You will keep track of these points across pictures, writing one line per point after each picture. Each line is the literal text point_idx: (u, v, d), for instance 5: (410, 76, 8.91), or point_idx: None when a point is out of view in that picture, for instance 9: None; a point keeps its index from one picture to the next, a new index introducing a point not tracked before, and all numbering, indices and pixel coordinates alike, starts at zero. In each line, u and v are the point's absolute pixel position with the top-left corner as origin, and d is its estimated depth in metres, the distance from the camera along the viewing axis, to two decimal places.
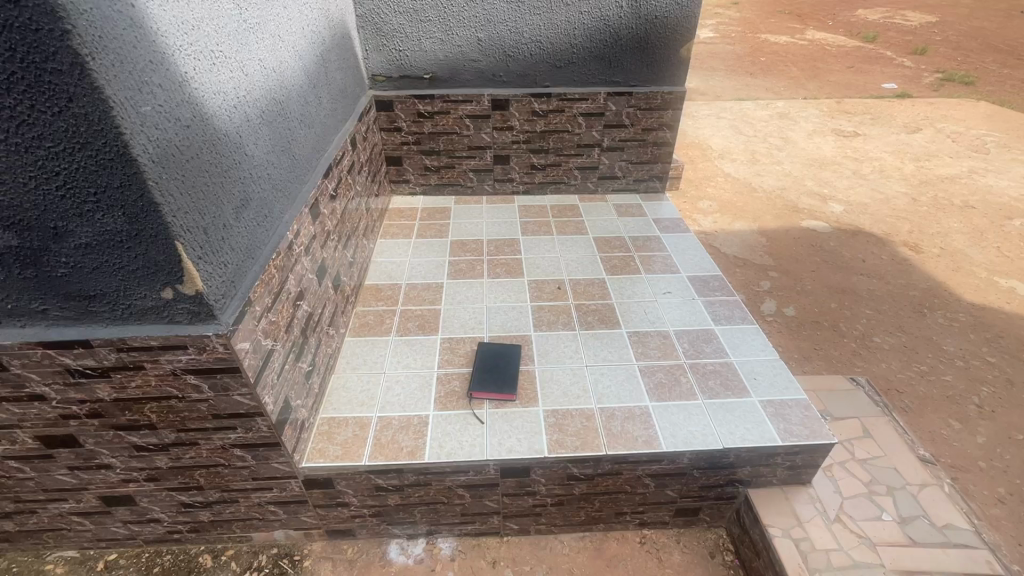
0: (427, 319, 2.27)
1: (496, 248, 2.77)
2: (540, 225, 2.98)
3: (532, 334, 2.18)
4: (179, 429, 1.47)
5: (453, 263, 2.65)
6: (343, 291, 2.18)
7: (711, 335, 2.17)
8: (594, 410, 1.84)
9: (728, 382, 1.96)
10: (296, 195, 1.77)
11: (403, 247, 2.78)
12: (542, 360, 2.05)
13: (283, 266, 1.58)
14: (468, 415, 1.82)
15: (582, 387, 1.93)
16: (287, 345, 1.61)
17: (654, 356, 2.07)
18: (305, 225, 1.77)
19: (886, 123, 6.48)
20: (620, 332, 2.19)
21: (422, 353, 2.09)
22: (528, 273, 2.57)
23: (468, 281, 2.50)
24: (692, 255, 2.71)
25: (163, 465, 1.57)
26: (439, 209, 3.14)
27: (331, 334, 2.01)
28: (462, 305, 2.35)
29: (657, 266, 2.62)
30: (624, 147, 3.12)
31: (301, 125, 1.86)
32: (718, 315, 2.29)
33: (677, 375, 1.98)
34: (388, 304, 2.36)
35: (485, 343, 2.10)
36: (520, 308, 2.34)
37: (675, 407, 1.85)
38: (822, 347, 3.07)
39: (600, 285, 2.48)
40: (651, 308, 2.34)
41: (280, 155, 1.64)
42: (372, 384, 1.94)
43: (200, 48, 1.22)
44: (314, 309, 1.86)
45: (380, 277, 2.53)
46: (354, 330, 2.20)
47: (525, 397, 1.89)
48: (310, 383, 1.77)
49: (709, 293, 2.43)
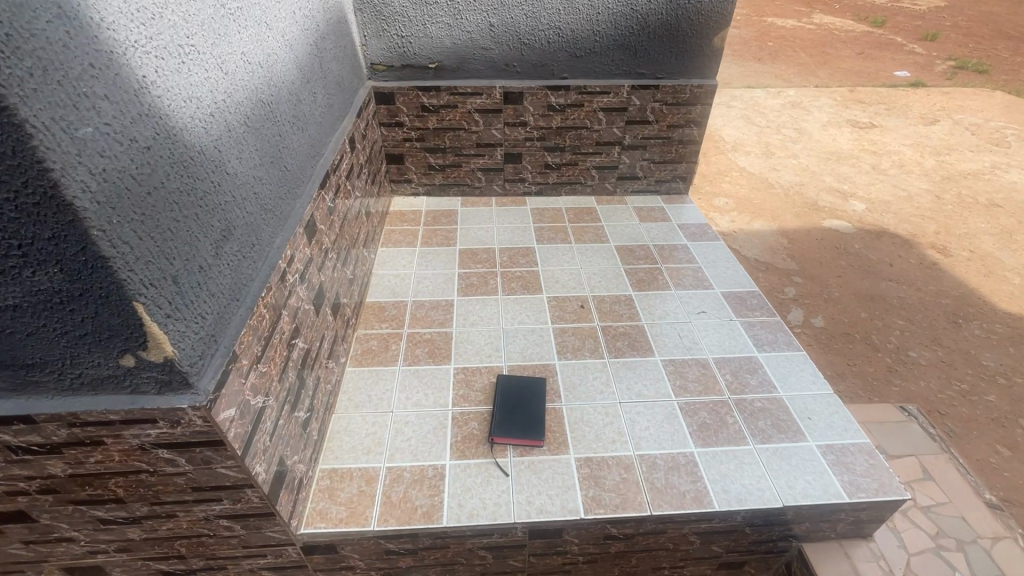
0: (438, 345, 2.02)
1: (510, 258, 2.52)
2: (556, 232, 2.73)
3: (556, 363, 1.95)
4: (152, 502, 1.22)
5: (463, 275, 2.40)
6: (343, 315, 1.93)
7: (755, 364, 1.95)
8: (633, 458, 1.62)
9: (780, 423, 1.74)
10: (289, 213, 1.51)
11: (407, 257, 2.52)
12: (569, 396, 1.82)
13: (275, 303, 1.33)
14: (490, 465, 1.60)
15: (617, 429, 1.71)
16: (282, 395, 1.36)
17: (694, 390, 1.85)
18: (300, 249, 1.51)
19: (902, 114, 6.24)
20: (654, 361, 1.97)
21: (434, 386, 1.85)
22: (547, 288, 2.33)
23: (481, 299, 2.25)
24: (725, 268, 2.47)
25: (136, 537, 1.33)
26: (444, 212, 2.88)
27: (331, 367, 1.77)
28: (476, 327, 2.11)
29: (687, 281, 2.38)
30: (647, 145, 2.86)
31: (294, 128, 1.59)
32: (761, 340, 2.07)
33: (722, 414, 1.77)
34: (392, 326, 2.11)
35: (506, 375, 1.86)
36: (541, 331, 2.10)
37: (723, 455, 1.64)
38: (856, 363, 2.87)
39: (627, 304, 2.24)
40: (686, 331, 2.11)
41: (268, 168, 1.38)
42: (378, 427, 1.71)
43: (164, 42, 0.96)
44: (312, 343, 1.61)
45: (382, 294, 2.28)
46: (356, 358, 1.96)
47: (554, 442, 1.67)
48: (308, 431, 1.53)
49: (748, 312, 2.21)
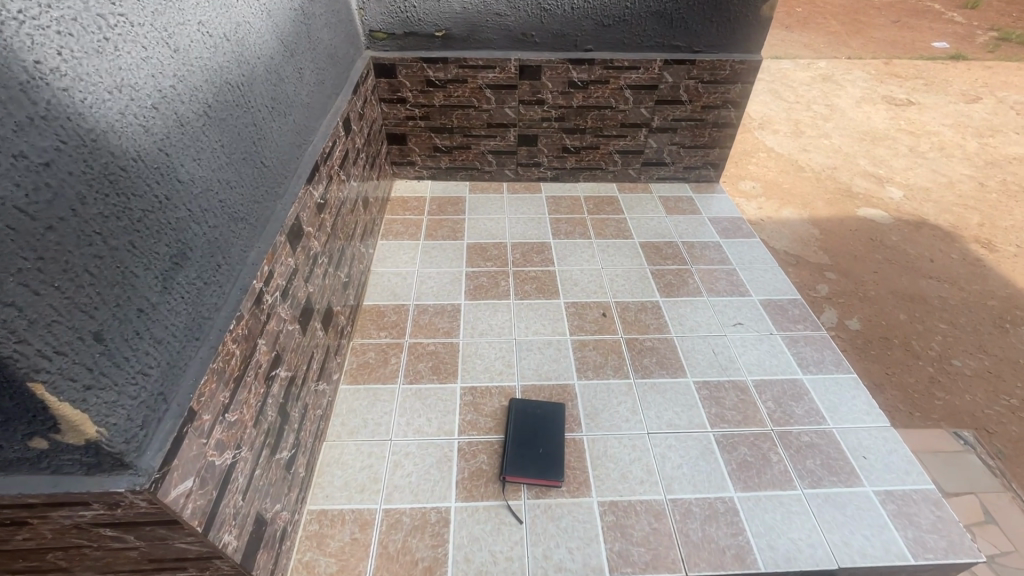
0: (442, 359, 1.81)
1: (523, 255, 2.27)
2: (574, 225, 2.47)
3: (576, 383, 1.73)
4: None
5: (470, 275, 2.16)
6: (336, 325, 1.71)
7: (800, 389, 1.73)
8: (663, 504, 1.42)
9: (831, 462, 1.53)
10: (268, 218, 1.27)
11: (409, 252, 2.28)
12: (590, 424, 1.61)
13: (248, 335, 1.10)
14: (502, 509, 1.40)
15: (644, 467, 1.51)
16: (260, 439, 1.15)
17: (732, 420, 1.63)
18: (280, 262, 1.28)
19: (942, 90, 5.80)
20: (685, 382, 1.75)
21: (438, 410, 1.64)
22: (564, 292, 2.09)
23: (490, 304, 2.02)
24: (762, 271, 2.22)
25: None
26: (451, 199, 2.62)
27: (321, 388, 1.56)
28: (485, 338, 1.89)
29: (721, 286, 2.14)
30: (677, 127, 2.57)
31: (274, 113, 1.33)
32: (805, 360, 1.83)
33: (764, 450, 1.55)
34: (392, 335, 1.89)
35: (520, 401, 1.64)
36: (558, 344, 1.87)
37: (768, 501, 1.44)
38: (895, 372, 2.64)
39: (653, 312, 2.01)
40: (721, 347, 1.88)
41: (238, 167, 1.13)
42: (374, 458, 1.51)
43: (72, 12, 0.70)
44: (298, 368, 1.39)
45: (382, 296, 2.05)
46: (351, 372, 1.75)
47: (575, 482, 1.46)
48: (293, 470, 1.34)
49: (790, 326, 1.97)
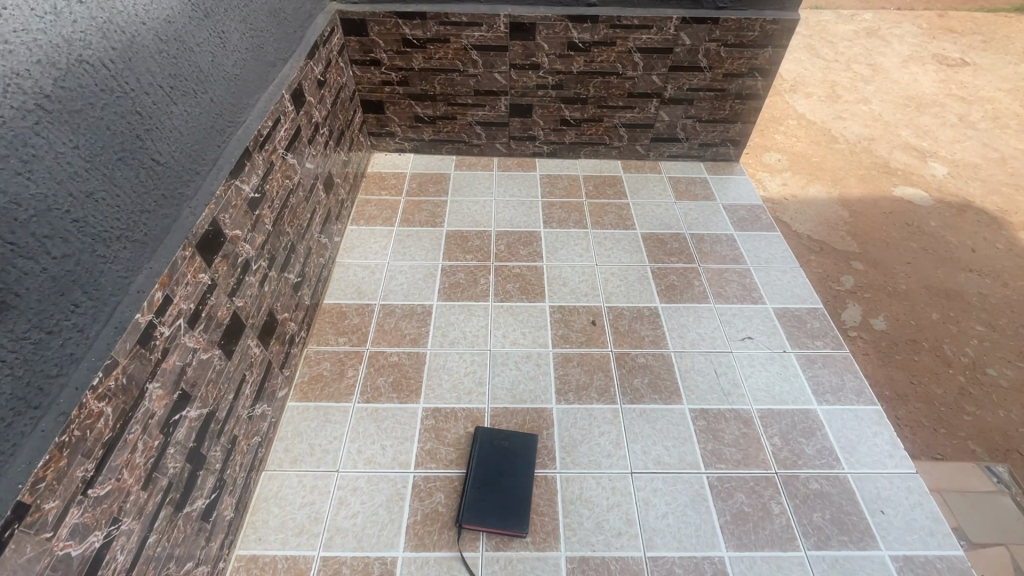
0: (405, 373, 1.60)
1: (507, 248, 2.01)
2: (569, 210, 2.18)
3: (554, 408, 1.52)
4: None
5: (446, 270, 1.92)
6: (282, 336, 1.51)
7: (813, 423, 1.50)
8: (641, 563, 1.23)
9: (843, 517, 1.32)
10: (170, 227, 1.03)
11: (381, 240, 2.04)
12: (566, 460, 1.41)
13: (126, 385, 0.90)
14: (455, 562, 1.23)
15: (623, 515, 1.31)
16: (154, 501, 0.97)
17: (730, 460, 1.42)
18: (185, 283, 1.05)
19: (1002, 48, 5.16)
20: (680, 410, 1.52)
21: (395, 435, 1.45)
22: (551, 294, 1.84)
23: (465, 306, 1.79)
24: (779, 273, 1.94)
25: None
26: (432, 177, 2.34)
27: (258, 413, 1.37)
28: (455, 349, 1.67)
29: (731, 291, 1.87)
30: (693, 98, 2.23)
31: (176, 94, 1.08)
32: (822, 386, 1.59)
33: (765, 500, 1.34)
34: (351, 342, 1.68)
35: (488, 431, 1.44)
36: (538, 358, 1.65)
37: (764, 564, 1.24)
38: (921, 381, 2.38)
39: (650, 321, 1.76)
40: (725, 367, 1.64)
41: (111, 171, 0.90)
42: (316, 494, 1.34)
43: None
44: (221, 399, 1.20)
45: (345, 294, 1.83)
46: (301, 387, 1.56)
47: (541, 533, 1.28)
48: (213, 518, 1.17)
49: (807, 343, 1.71)
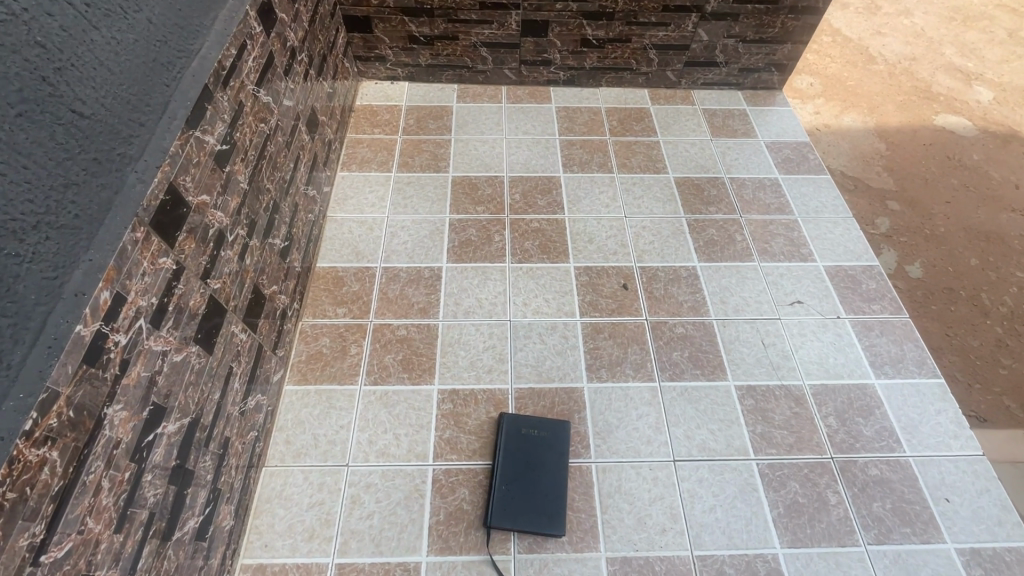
0: (416, 350, 1.42)
1: (523, 197, 1.76)
2: (591, 151, 1.90)
3: (586, 388, 1.36)
4: None
5: (455, 226, 1.68)
6: (272, 313, 1.30)
7: (871, 401, 1.36)
8: (689, 563, 1.13)
9: (906, 507, 1.20)
10: (110, 200, 0.77)
11: (377, 190, 1.77)
12: (601, 449, 1.26)
13: (75, 419, 0.70)
14: (486, 567, 1.11)
15: (667, 510, 1.19)
16: (133, 541, 0.81)
17: (782, 444, 1.28)
18: (141, 274, 0.83)
19: None
20: (725, 388, 1.37)
21: (408, 423, 1.30)
22: (575, 253, 1.62)
23: (480, 269, 1.58)
24: (830, 225, 1.73)
25: None
26: (432, 111, 2.02)
27: (252, 406, 1.19)
28: (470, 320, 1.47)
29: (777, 247, 1.66)
30: (738, 13, 1.89)
31: (94, 16, 0.82)
32: (881, 358, 1.43)
33: (821, 489, 1.22)
34: (352, 314, 1.48)
35: (513, 418, 1.28)
36: (565, 329, 1.46)
37: (822, 561, 1.13)
38: (957, 333, 2.19)
39: (688, 284, 1.56)
40: (773, 337, 1.46)
41: (6, 131, 0.67)
42: (326, 493, 1.20)
43: None
44: (204, 402, 1.01)
45: (341, 255, 1.60)
46: (298, 367, 1.37)
47: (578, 531, 1.16)
48: (210, 533, 1.02)
49: (863, 307, 1.53)
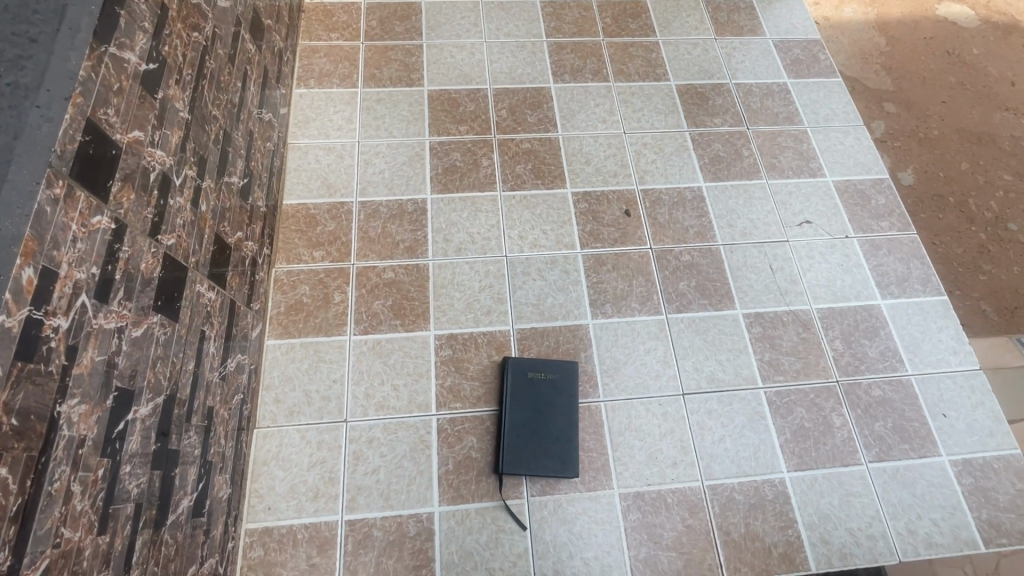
0: (406, 294, 1.30)
1: (510, 114, 1.56)
2: (583, 56, 1.68)
3: (591, 326, 1.29)
4: None
5: (435, 150, 1.49)
6: (241, 263, 1.15)
7: (877, 321, 1.34)
8: (700, 493, 1.14)
9: (906, 424, 1.23)
10: (8, 146, 0.60)
11: (342, 109, 1.54)
12: (609, 387, 1.22)
13: (21, 426, 0.58)
14: (499, 513, 1.10)
15: (677, 444, 1.18)
16: (122, 537, 0.73)
17: (789, 371, 1.27)
18: (71, 240, 0.67)
19: None
20: (733, 316, 1.32)
21: (406, 373, 1.22)
22: (572, 176, 1.48)
23: (468, 200, 1.43)
24: (840, 135, 1.61)
25: None
26: (396, 9, 1.72)
27: (233, 368, 1.08)
28: (463, 257, 1.35)
29: (785, 162, 1.55)
30: None
31: None
32: (888, 277, 1.40)
33: (826, 413, 1.23)
34: (332, 258, 1.34)
35: (518, 363, 1.22)
36: (565, 262, 1.36)
37: (826, 482, 1.16)
38: (941, 241, 2.08)
39: (693, 207, 1.46)
40: (781, 260, 1.40)
41: None
42: (325, 451, 1.14)
43: None
44: (179, 375, 0.89)
45: (311, 190, 1.42)
46: (278, 320, 1.25)
47: (590, 471, 1.14)
48: (207, 507, 0.96)
49: (871, 224, 1.47)
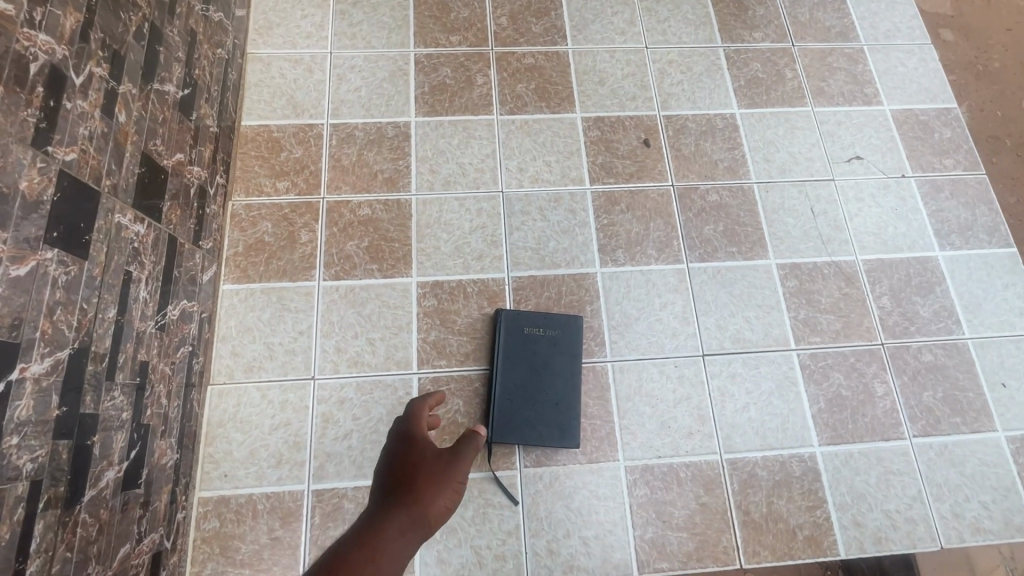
0: (384, 234, 1.11)
1: (511, 22, 1.31)
2: None
3: (599, 275, 1.11)
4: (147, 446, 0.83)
5: (421, 64, 1.26)
6: (184, 192, 0.96)
7: (933, 276, 1.15)
8: (717, 468, 1.00)
9: (959, 395, 1.07)
10: None
11: (311, 13, 1.29)
12: (617, 345, 1.06)
13: None
14: (488, 485, 0.96)
15: (694, 412, 1.03)
16: (11, 523, 0.59)
17: (827, 331, 1.10)
18: None
19: None
20: (765, 267, 1.13)
21: (384, 325, 1.05)
22: (582, 99, 1.25)
23: (459, 125, 1.21)
24: (903, 55, 1.36)
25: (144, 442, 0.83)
26: None
27: (175, 317, 0.92)
28: (451, 193, 1.15)
29: (836, 86, 1.31)
30: None
31: None
32: (948, 225, 1.19)
33: (867, 380, 1.07)
34: (298, 190, 1.14)
35: (513, 316, 1.05)
36: (571, 201, 1.16)
37: (862, 458, 1.02)
38: None
39: (724, 137, 1.24)
40: (824, 203, 1.19)
41: None
42: (290, 413, 0.99)
43: None
44: (92, 324, 0.73)
45: (274, 109, 1.20)
46: (235, 262, 1.08)
47: (592, 440, 1.00)
48: (145, 477, 0.82)
49: (933, 162, 1.25)
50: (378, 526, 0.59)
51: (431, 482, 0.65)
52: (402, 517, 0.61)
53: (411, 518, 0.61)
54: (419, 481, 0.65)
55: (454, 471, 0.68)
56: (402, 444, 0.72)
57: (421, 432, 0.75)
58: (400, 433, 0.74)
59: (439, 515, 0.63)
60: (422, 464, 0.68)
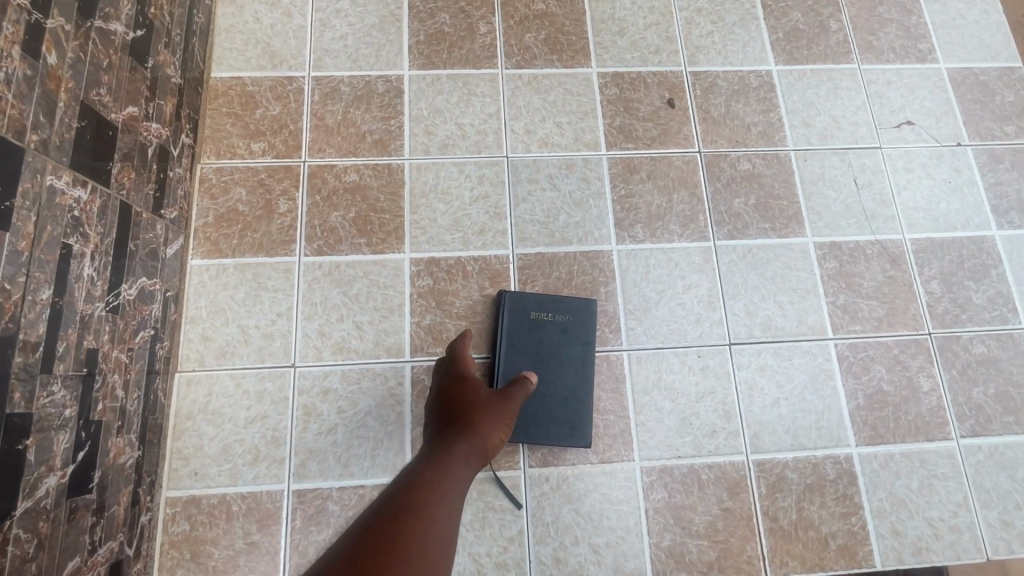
0: (373, 204, 0.99)
1: None
2: None
3: (615, 253, 0.98)
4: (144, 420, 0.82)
5: (415, 9, 1.10)
6: (140, 152, 0.83)
7: (989, 259, 1.02)
8: (743, 470, 0.90)
9: (1013, 392, 0.96)
10: None
11: None
12: (634, 333, 0.95)
13: None
14: (488, 486, 0.87)
15: (719, 408, 0.92)
16: None
17: (868, 319, 0.98)
18: None
19: None
20: (801, 246, 1.01)
21: (373, 307, 0.94)
22: (598, 52, 1.10)
23: (459, 80, 1.06)
24: (964, 6, 1.19)
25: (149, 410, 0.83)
26: None
27: (133, 297, 0.80)
28: (449, 158, 1.02)
29: (887, 40, 1.15)
30: None
31: None
32: (1008, 201, 1.06)
33: (912, 374, 0.96)
34: (276, 152, 1.01)
35: (518, 298, 0.93)
36: (585, 168, 1.03)
37: (904, 461, 0.92)
38: None
39: (758, 98, 1.09)
40: (869, 174, 1.06)
41: None
42: (267, 404, 0.89)
43: None
44: (19, 309, 0.61)
45: (248, 59, 1.06)
46: (205, 234, 0.96)
47: (605, 438, 0.90)
48: (97, 480, 0.72)
49: (994, 129, 1.11)
50: (447, 451, 0.71)
51: (487, 418, 0.75)
52: (465, 447, 0.71)
53: (473, 447, 0.72)
54: (475, 413, 0.75)
55: (507, 409, 0.77)
56: (456, 384, 0.79)
57: (471, 371, 0.82)
58: (448, 372, 0.82)
59: (492, 445, 0.74)
60: (477, 402, 0.77)
